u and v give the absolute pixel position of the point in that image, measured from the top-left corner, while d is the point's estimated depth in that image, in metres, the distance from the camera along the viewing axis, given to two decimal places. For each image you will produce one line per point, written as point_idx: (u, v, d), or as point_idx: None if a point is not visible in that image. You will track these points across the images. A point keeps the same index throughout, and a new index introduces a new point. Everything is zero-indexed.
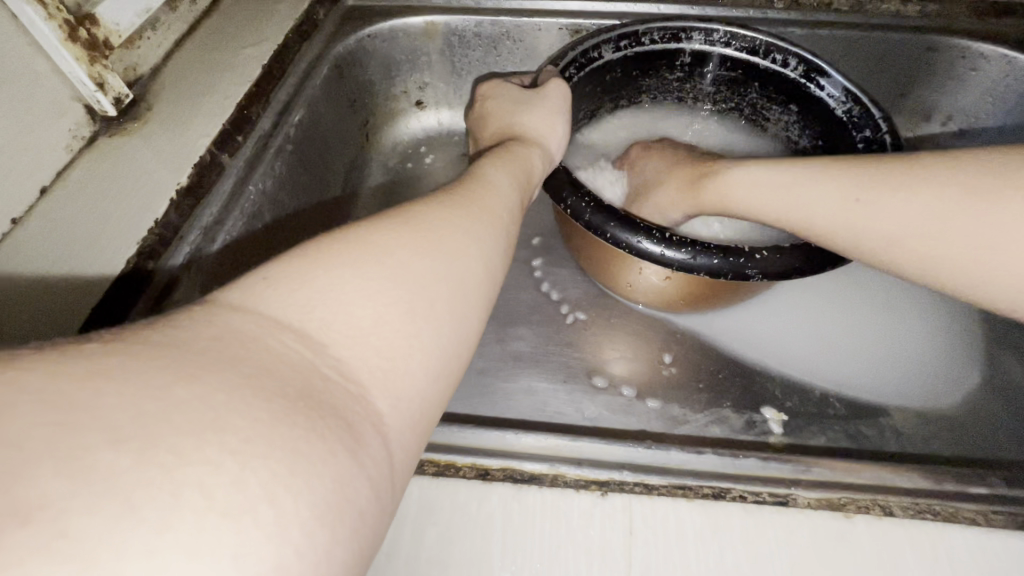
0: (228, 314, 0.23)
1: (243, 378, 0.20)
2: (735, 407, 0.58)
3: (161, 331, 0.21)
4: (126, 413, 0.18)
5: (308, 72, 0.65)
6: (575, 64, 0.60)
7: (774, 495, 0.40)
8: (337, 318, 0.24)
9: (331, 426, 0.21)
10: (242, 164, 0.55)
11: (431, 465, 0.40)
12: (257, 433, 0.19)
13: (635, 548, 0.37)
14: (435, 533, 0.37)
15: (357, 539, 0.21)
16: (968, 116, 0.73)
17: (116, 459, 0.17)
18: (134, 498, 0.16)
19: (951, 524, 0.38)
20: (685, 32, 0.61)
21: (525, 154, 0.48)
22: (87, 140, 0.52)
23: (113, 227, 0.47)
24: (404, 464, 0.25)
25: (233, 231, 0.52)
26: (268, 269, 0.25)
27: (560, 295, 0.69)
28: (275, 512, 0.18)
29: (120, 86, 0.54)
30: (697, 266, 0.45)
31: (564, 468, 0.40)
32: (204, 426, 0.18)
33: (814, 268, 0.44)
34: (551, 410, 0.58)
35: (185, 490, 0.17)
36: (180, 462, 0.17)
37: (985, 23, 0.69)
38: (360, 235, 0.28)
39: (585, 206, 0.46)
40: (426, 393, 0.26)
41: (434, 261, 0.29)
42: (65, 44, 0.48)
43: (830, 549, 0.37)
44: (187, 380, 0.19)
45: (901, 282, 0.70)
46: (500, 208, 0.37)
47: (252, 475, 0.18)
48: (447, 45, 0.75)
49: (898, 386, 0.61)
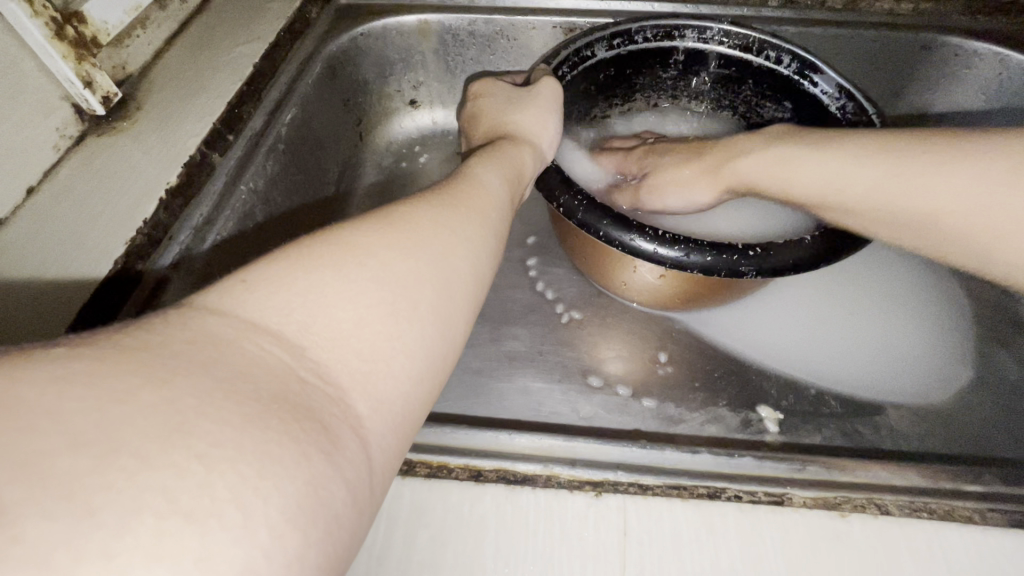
0: (205, 317, 0.22)
1: (215, 381, 0.20)
2: (731, 405, 0.58)
3: (133, 334, 0.21)
4: (92, 418, 0.17)
5: (301, 71, 0.64)
6: (567, 63, 0.59)
7: (769, 494, 0.39)
8: (316, 320, 0.24)
9: (308, 428, 0.21)
10: (233, 163, 0.54)
11: (423, 466, 0.39)
12: (229, 436, 0.19)
13: (630, 550, 0.36)
14: (427, 534, 0.37)
15: (333, 542, 0.21)
16: (982, 92, 0.70)
17: (79, 465, 0.16)
18: (95, 505, 0.16)
19: (948, 522, 0.38)
20: (679, 29, 0.62)
21: (516, 152, 0.47)
22: (75, 139, 0.52)
23: (99, 227, 0.46)
24: (385, 467, 0.24)
25: (223, 230, 0.51)
26: (249, 271, 0.25)
27: (555, 295, 0.69)
28: (245, 516, 0.18)
29: (109, 84, 0.53)
30: (689, 264, 0.45)
31: (558, 468, 0.40)
32: (172, 430, 0.18)
33: (807, 265, 0.44)
34: (546, 410, 0.58)
35: (152, 494, 0.17)
36: (147, 466, 0.17)
37: (976, 21, 0.69)
38: (343, 236, 0.28)
39: (577, 204, 0.46)
40: (408, 395, 0.26)
41: (419, 261, 0.28)
42: (52, 42, 0.47)
43: (825, 548, 0.37)
44: (158, 384, 0.19)
45: (898, 281, 0.69)
46: (489, 207, 0.36)
47: (222, 480, 0.18)
48: (440, 44, 0.75)
49: (893, 382, 0.61)
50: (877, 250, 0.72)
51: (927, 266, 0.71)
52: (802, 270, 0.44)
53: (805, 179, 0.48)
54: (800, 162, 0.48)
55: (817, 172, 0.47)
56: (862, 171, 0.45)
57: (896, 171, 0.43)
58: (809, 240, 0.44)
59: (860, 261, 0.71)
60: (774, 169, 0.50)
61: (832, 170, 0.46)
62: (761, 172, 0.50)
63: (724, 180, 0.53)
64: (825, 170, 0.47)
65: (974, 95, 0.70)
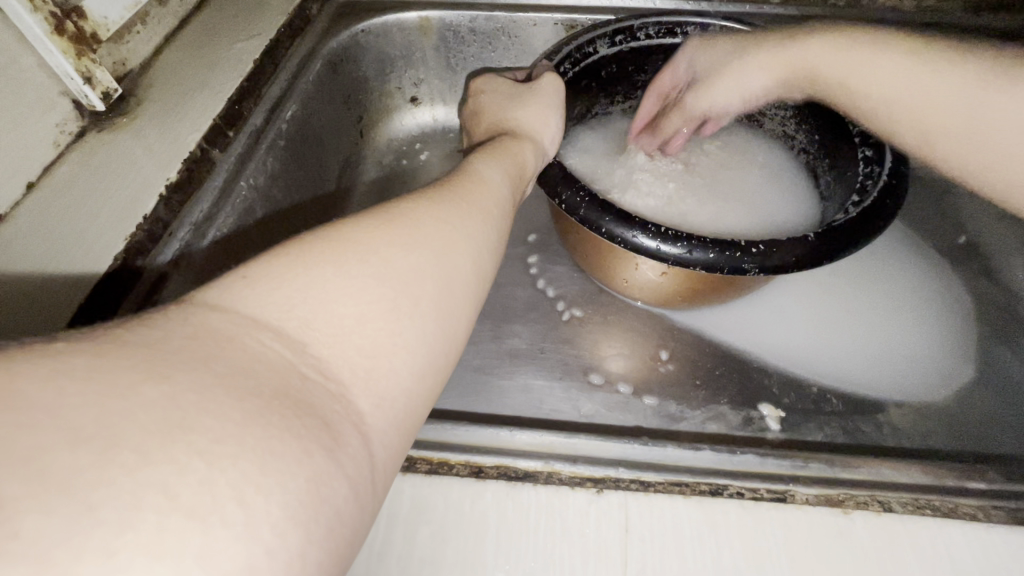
0: (206, 312, 0.22)
1: (216, 377, 0.20)
2: (732, 403, 0.58)
3: (133, 329, 0.21)
4: (92, 413, 0.17)
5: (301, 68, 0.64)
6: (569, 60, 0.59)
7: (772, 492, 0.39)
8: (317, 316, 0.24)
9: (309, 425, 0.21)
10: (233, 159, 0.54)
11: (424, 463, 0.39)
12: (230, 432, 0.19)
13: (632, 547, 0.36)
14: (427, 531, 0.36)
15: (335, 539, 0.20)
16: None
17: (80, 460, 0.16)
18: (96, 501, 0.16)
19: (951, 519, 0.38)
20: (681, 27, 0.62)
21: (518, 148, 0.47)
22: (74, 135, 0.52)
23: (99, 223, 0.46)
24: (387, 465, 0.24)
25: (224, 227, 0.51)
26: (250, 266, 0.25)
27: (556, 292, 0.68)
28: (246, 512, 0.18)
29: (109, 80, 0.53)
30: (691, 261, 0.44)
31: (559, 465, 0.40)
32: (172, 425, 0.18)
33: (810, 262, 0.44)
34: (547, 408, 0.57)
35: (151, 490, 0.17)
36: (147, 462, 0.17)
37: (979, 18, 0.68)
38: (344, 232, 0.27)
39: (579, 201, 0.46)
40: (410, 391, 0.25)
41: (420, 257, 0.28)
42: (51, 37, 0.47)
43: (827, 545, 0.37)
44: (157, 379, 0.19)
45: (901, 280, 0.69)
46: (491, 204, 0.36)
47: (224, 476, 0.18)
48: (440, 41, 0.75)
49: (895, 380, 0.61)
50: (879, 248, 0.71)
51: (929, 264, 0.70)
52: (805, 268, 0.44)
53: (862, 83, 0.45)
54: (858, 49, 0.45)
55: (883, 72, 0.44)
56: (933, 78, 0.42)
57: (975, 82, 0.40)
58: (812, 237, 0.44)
59: (862, 259, 0.71)
60: (841, 57, 0.46)
61: (903, 73, 0.43)
62: (825, 56, 0.46)
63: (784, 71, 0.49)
64: (898, 71, 0.43)
65: None
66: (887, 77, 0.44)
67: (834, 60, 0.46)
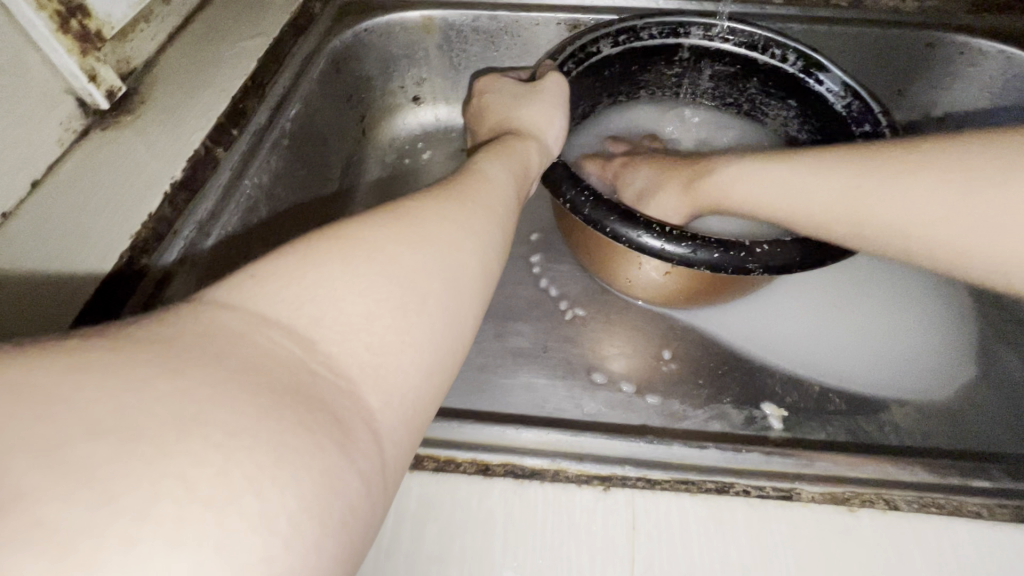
0: (216, 310, 0.22)
1: (230, 372, 0.20)
2: (735, 402, 0.58)
3: (144, 326, 0.21)
4: (109, 407, 0.17)
5: (304, 67, 0.64)
6: (573, 59, 0.59)
7: (778, 489, 0.39)
8: (327, 313, 0.24)
9: (321, 420, 0.21)
10: (237, 158, 0.54)
11: (431, 461, 0.39)
12: (244, 427, 0.19)
13: (639, 544, 0.36)
14: (436, 528, 0.36)
15: (348, 535, 0.20)
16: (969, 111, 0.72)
17: (97, 454, 0.16)
18: (114, 494, 0.16)
19: (956, 517, 0.38)
20: (684, 27, 0.62)
21: (522, 148, 0.47)
22: (79, 133, 0.51)
23: (105, 222, 0.46)
24: (397, 460, 0.24)
25: (228, 226, 0.51)
26: (258, 265, 0.25)
27: (559, 292, 0.69)
28: (262, 506, 0.18)
29: (113, 79, 0.53)
30: (696, 261, 0.44)
31: (566, 463, 0.40)
32: (188, 420, 0.18)
33: (814, 262, 0.44)
34: (550, 407, 0.57)
35: (168, 482, 0.17)
36: (164, 456, 0.17)
37: (981, 19, 0.69)
38: (351, 231, 0.27)
39: (583, 200, 0.46)
40: (419, 388, 0.25)
41: (427, 256, 0.28)
42: (56, 35, 0.47)
43: (834, 543, 0.37)
44: (172, 375, 0.19)
45: (903, 278, 0.69)
46: (495, 202, 0.36)
47: (239, 470, 0.18)
48: (444, 40, 0.75)
49: (895, 379, 0.61)
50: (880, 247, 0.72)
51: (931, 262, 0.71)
52: (808, 267, 0.44)
53: (753, 189, 0.50)
54: (745, 165, 0.51)
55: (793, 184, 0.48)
56: (837, 181, 0.45)
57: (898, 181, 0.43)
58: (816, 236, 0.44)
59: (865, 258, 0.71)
60: (728, 179, 0.51)
61: (786, 178, 0.48)
62: (721, 183, 0.52)
63: (684, 195, 0.54)
64: (783, 179, 0.48)
65: (970, 110, 0.72)
66: (777, 180, 0.48)
67: (739, 173, 0.51)
